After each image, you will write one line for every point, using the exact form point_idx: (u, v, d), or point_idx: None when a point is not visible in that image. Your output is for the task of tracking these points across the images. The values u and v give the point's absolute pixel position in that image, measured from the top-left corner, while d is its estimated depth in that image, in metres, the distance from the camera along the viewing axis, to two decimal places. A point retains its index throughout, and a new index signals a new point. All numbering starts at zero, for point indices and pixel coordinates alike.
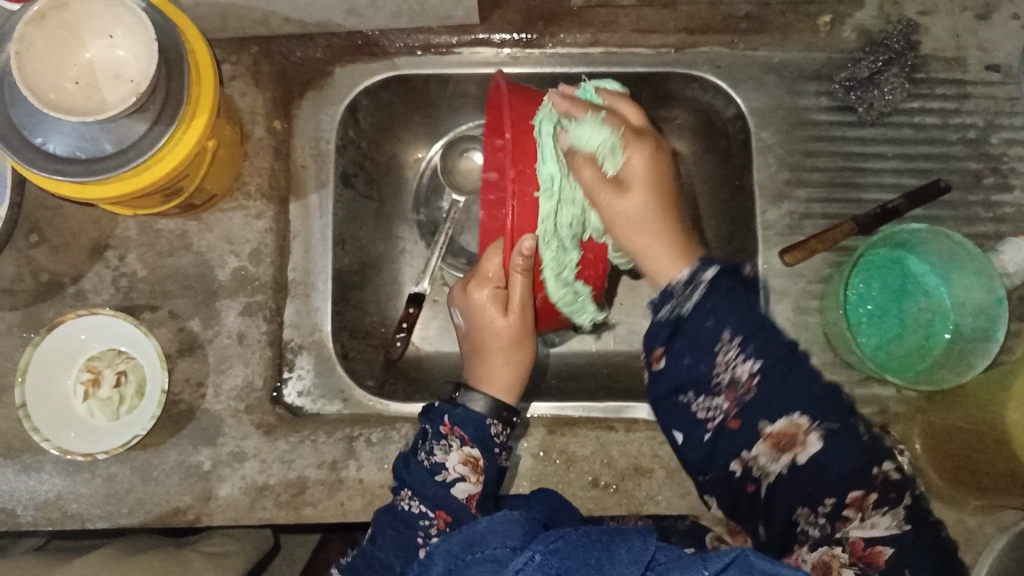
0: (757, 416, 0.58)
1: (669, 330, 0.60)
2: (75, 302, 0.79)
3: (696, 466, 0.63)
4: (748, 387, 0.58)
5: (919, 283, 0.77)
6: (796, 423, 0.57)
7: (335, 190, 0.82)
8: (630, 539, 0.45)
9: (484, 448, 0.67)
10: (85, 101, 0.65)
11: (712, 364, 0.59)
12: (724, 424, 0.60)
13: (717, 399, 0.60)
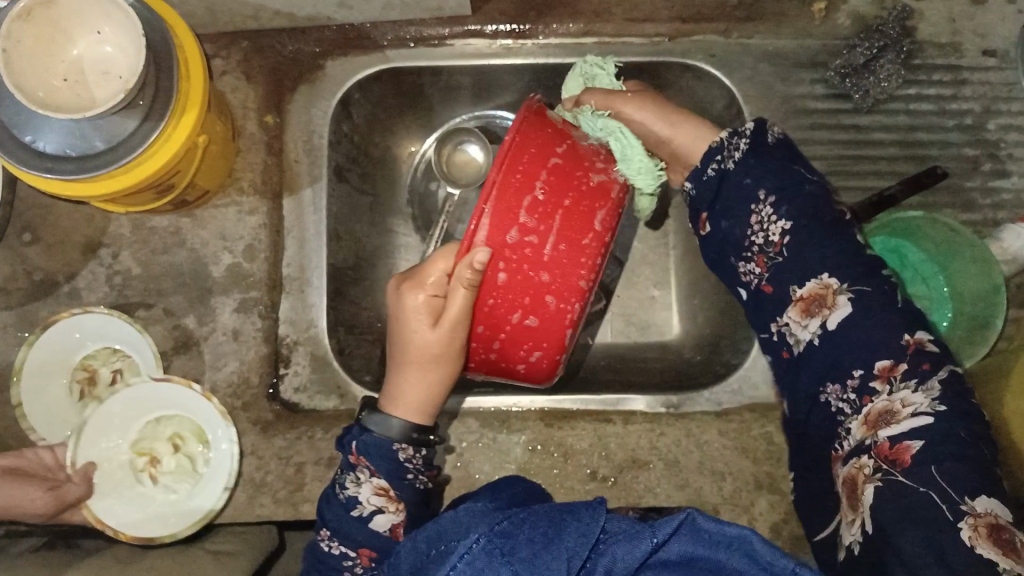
0: (787, 280, 0.63)
1: (714, 187, 0.67)
2: (69, 301, 0.79)
3: (754, 319, 0.68)
4: (779, 250, 0.64)
5: (918, 271, 0.76)
6: (824, 285, 0.61)
7: (328, 185, 0.82)
8: (579, 511, 0.42)
9: (393, 477, 0.63)
10: (73, 98, 0.64)
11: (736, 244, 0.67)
12: (762, 288, 0.66)
13: (750, 265, 0.66)
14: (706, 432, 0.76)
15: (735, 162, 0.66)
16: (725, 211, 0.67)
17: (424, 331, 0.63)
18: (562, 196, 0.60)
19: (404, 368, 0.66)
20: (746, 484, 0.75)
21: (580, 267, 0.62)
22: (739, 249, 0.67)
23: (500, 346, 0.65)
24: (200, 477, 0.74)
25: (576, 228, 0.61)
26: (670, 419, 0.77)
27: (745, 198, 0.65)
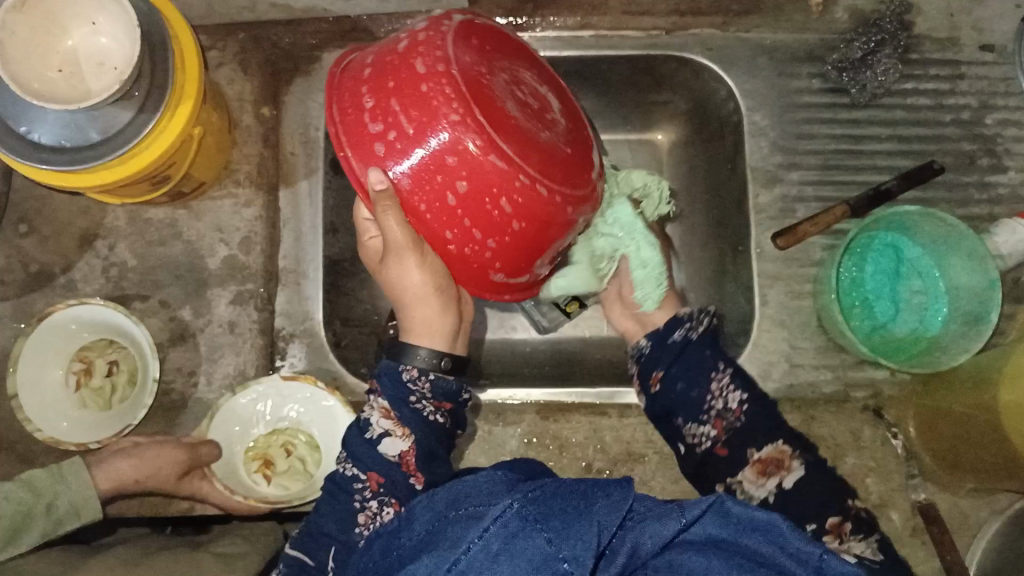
0: (745, 442, 0.62)
1: (675, 351, 0.67)
2: (65, 293, 0.79)
3: (692, 480, 0.66)
4: (738, 416, 0.63)
5: (914, 267, 0.77)
6: (780, 451, 0.60)
7: (324, 177, 0.82)
8: (606, 489, 0.37)
9: (399, 400, 0.60)
10: (68, 89, 0.64)
11: (691, 393, 0.65)
12: (712, 451, 0.63)
13: (704, 427, 0.64)
14: None
15: (697, 334, 0.67)
16: (682, 373, 0.65)
17: (409, 277, 0.62)
18: (409, 97, 0.55)
19: (404, 308, 0.64)
20: None
21: (477, 124, 0.54)
22: (696, 410, 0.65)
23: (488, 243, 0.58)
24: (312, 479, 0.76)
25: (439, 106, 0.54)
26: None
27: (705, 366, 0.65)
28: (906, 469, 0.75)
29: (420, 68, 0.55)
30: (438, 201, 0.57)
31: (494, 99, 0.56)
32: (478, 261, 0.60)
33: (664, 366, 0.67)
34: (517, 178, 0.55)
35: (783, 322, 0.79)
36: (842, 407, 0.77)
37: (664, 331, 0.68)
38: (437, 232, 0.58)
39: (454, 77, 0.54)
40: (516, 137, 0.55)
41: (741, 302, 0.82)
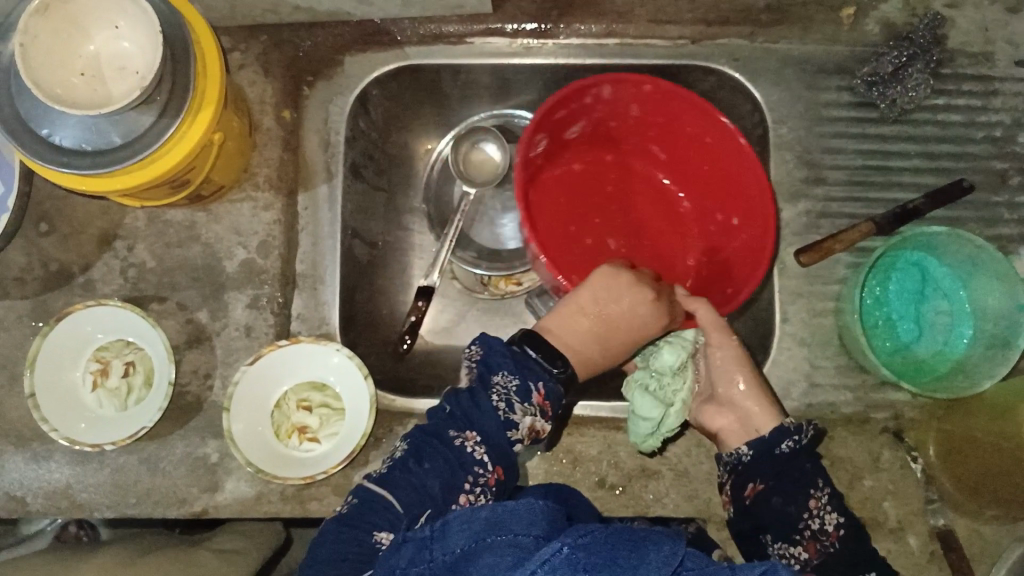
0: (834, 572, 0.65)
1: (765, 471, 0.68)
2: (83, 292, 0.79)
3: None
4: (832, 543, 0.66)
5: (939, 286, 0.76)
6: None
7: (344, 182, 0.81)
8: (657, 542, 0.42)
9: (548, 417, 0.64)
10: (90, 93, 0.64)
11: (783, 506, 0.67)
12: (799, 573, 0.66)
13: (796, 547, 0.67)
14: None
15: (747, 457, 0.69)
16: (778, 488, 0.67)
17: (619, 305, 0.69)
18: (573, 148, 0.81)
19: (577, 312, 0.69)
20: None
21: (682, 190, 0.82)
22: (789, 530, 0.67)
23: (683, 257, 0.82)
24: (346, 411, 0.77)
25: (641, 147, 0.82)
26: (681, 429, 0.76)
27: (803, 484, 0.67)
28: (925, 494, 0.73)
29: (608, 97, 0.73)
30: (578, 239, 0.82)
31: (686, 135, 0.76)
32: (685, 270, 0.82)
33: (763, 468, 0.68)
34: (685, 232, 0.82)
35: (804, 340, 0.78)
36: (862, 427, 0.75)
37: (772, 439, 0.68)
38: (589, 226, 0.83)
39: (604, 107, 0.75)
40: (659, 93, 0.72)
41: (761, 318, 0.81)
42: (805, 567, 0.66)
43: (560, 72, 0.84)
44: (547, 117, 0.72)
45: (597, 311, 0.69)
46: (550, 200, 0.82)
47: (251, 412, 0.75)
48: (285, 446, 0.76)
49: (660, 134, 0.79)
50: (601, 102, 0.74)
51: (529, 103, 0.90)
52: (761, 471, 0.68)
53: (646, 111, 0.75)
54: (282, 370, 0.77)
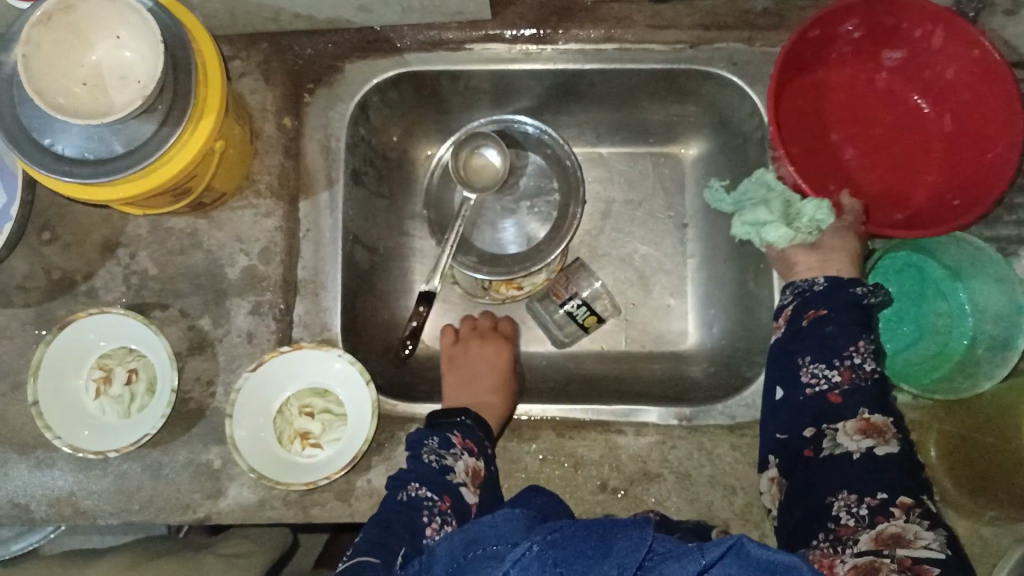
0: (860, 403, 0.64)
1: (824, 296, 0.69)
2: (86, 300, 0.79)
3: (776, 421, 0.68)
4: (868, 380, 0.65)
5: (938, 287, 0.76)
6: (885, 421, 0.63)
7: (345, 188, 0.82)
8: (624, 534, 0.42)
9: (477, 453, 0.70)
10: (92, 102, 0.64)
11: (827, 329, 0.68)
12: (826, 396, 0.66)
13: (832, 369, 0.66)
14: (719, 446, 0.76)
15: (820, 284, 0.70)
16: (837, 318, 0.68)
17: (493, 360, 0.84)
18: (861, 101, 0.80)
19: (478, 377, 0.82)
20: (758, 500, 0.74)
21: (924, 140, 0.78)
22: (831, 354, 0.67)
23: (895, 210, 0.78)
24: (348, 417, 0.77)
25: (910, 118, 0.79)
26: (682, 433, 0.77)
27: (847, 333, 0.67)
28: None
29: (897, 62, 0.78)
30: (821, 188, 0.79)
31: (971, 101, 0.73)
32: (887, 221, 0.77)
33: (831, 286, 0.69)
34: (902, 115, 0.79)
35: None
36: None
37: (843, 279, 0.70)
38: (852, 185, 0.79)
39: (870, 32, 0.76)
40: (927, 13, 0.71)
41: (761, 321, 0.81)
42: (834, 393, 0.66)
43: (558, 77, 0.84)
44: (837, 19, 0.73)
45: (476, 372, 0.82)
46: (795, 134, 0.80)
47: (253, 419, 0.76)
48: (287, 452, 0.76)
49: (932, 92, 0.77)
50: (871, 25, 0.75)
51: (527, 108, 0.90)
52: (827, 292, 0.69)
53: (939, 51, 0.73)
54: (281, 379, 0.77)
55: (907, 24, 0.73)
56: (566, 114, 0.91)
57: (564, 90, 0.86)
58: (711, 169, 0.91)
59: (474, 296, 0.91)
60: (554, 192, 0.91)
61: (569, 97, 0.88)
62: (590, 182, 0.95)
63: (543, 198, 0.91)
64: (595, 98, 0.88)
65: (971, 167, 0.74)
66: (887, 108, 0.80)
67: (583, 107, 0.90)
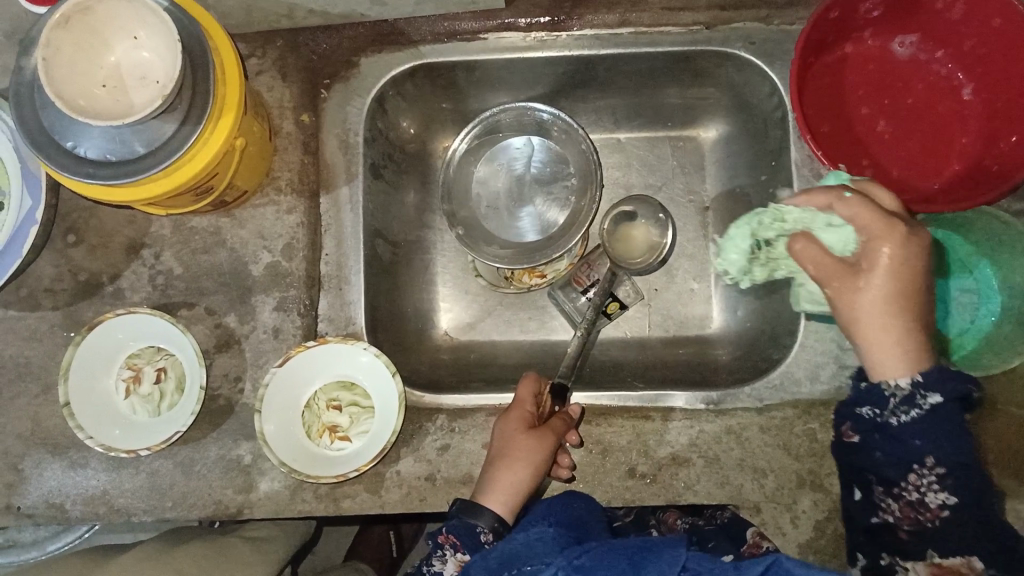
0: (930, 543, 0.57)
1: (895, 419, 0.57)
2: (113, 301, 0.80)
3: (858, 527, 0.62)
4: (935, 519, 0.56)
5: (966, 265, 0.75)
6: (970, 565, 0.55)
7: (365, 182, 0.82)
8: (663, 551, 0.54)
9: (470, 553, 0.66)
10: (114, 103, 0.65)
11: (914, 441, 0.56)
12: (893, 529, 0.59)
13: (891, 501, 0.59)
14: (747, 429, 0.75)
15: (901, 419, 0.57)
16: (880, 442, 0.58)
17: (519, 457, 0.70)
18: (891, 74, 0.79)
19: (496, 466, 0.70)
20: (788, 482, 0.74)
21: (954, 110, 0.77)
22: (891, 484, 0.58)
23: (942, 177, 0.76)
24: (375, 409, 0.78)
25: (943, 87, 0.78)
26: (710, 417, 0.76)
27: (909, 455, 0.57)
28: None
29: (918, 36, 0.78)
30: (857, 161, 0.78)
31: (992, 64, 0.72)
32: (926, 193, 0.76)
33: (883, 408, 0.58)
34: (930, 84, 0.78)
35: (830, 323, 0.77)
36: None
37: (857, 396, 0.60)
38: (889, 162, 0.77)
39: (894, 7, 0.75)
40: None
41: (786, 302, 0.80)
42: (902, 529, 0.58)
43: (574, 63, 0.84)
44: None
45: (495, 459, 0.71)
46: (820, 118, 0.79)
47: (282, 414, 0.76)
48: (315, 445, 0.77)
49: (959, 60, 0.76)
50: (894, 1, 0.74)
51: (544, 96, 0.90)
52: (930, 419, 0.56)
53: (967, 21, 0.72)
54: (301, 373, 0.77)
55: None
56: (583, 101, 0.91)
57: (580, 76, 0.86)
58: (732, 150, 0.90)
59: (497, 286, 0.91)
60: (571, 178, 0.90)
61: (585, 83, 0.88)
62: (608, 168, 0.94)
63: (560, 184, 0.90)
64: (610, 84, 0.87)
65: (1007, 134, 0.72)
66: (920, 81, 0.78)
67: (599, 93, 0.89)
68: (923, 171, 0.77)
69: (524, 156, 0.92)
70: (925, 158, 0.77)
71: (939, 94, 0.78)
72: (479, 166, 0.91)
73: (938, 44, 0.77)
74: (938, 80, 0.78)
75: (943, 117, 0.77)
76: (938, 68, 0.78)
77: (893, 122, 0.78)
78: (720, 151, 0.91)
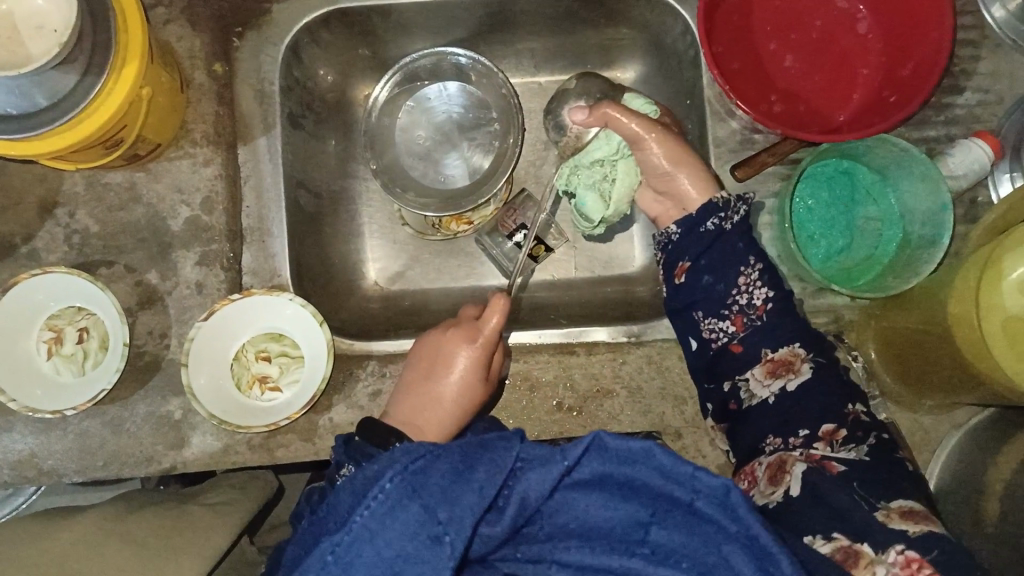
0: (759, 343, 0.70)
1: (704, 242, 0.72)
2: (28, 262, 0.78)
3: (699, 371, 0.73)
4: (759, 315, 0.70)
5: (870, 193, 0.79)
6: (794, 353, 0.68)
7: (283, 132, 0.81)
8: (496, 444, 0.52)
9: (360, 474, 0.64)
10: (10, 54, 0.62)
11: (739, 244, 0.71)
12: (728, 347, 0.71)
13: (724, 322, 0.71)
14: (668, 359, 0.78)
15: (735, 224, 0.71)
16: (710, 266, 0.72)
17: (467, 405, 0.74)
18: (797, 11, 0.81)
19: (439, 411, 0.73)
20: None
21: (856, 46, 0.80)
22: (718, 305, 0.72)
23: (847, 110, 0.79)
24: (304, 358, 0.78)
25: (846, 25, 0.80)
26: (632, 349, 0.79)
27: (736, 261, 0.71)
28: (867, 390, 0.76)
29: None
30: (764, 96, 0.80)
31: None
32: (833, 127, 0.78)
33: (721, 227, 0.72)
34: (834, 22, 0.80)
35: None
36: None
37: (698, 217, 0.73)
38: (796, 97, 0.80)
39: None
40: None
41: None
42: (734, 344, 0.71)
43: (490, 6, 0.83)
44: None
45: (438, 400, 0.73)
46: (730, 55, 0.80)
47: (210, 368, 0.76)
48: (246, 397, 0.77)
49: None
50: None
51: (463, 40, 0.89)
52: (742, 221, 0.72)
53: None
54: (228, 328, 0.77)
55: None
56: (502, 45, 0.91)
57: (496, 19, 0.86)
58: (650, 91, 0.91)
59: (424, 234, 0.91)
60: (494, 123, 0.90)
61: (503, 27, 0.88)
62: (530, 112, 0.95)
63: (482, 129, 0.91)
64: (528, 26, 0.88)
65: (907, 62, 0.75)
66: (824, 16, 0.80)
67: (518, 36, 0.89)
68: (829, 106, 0.79)
69: (445, 104, 0.91)
70: (830, 93, 0.80)
71: (841, 30, 0.80)
72: (401, 115, 0.91)
73: None
74: (842, 18, 0.80)
75: (847, 53, 0.80)
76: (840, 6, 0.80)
77: (800, 59, 0.81)
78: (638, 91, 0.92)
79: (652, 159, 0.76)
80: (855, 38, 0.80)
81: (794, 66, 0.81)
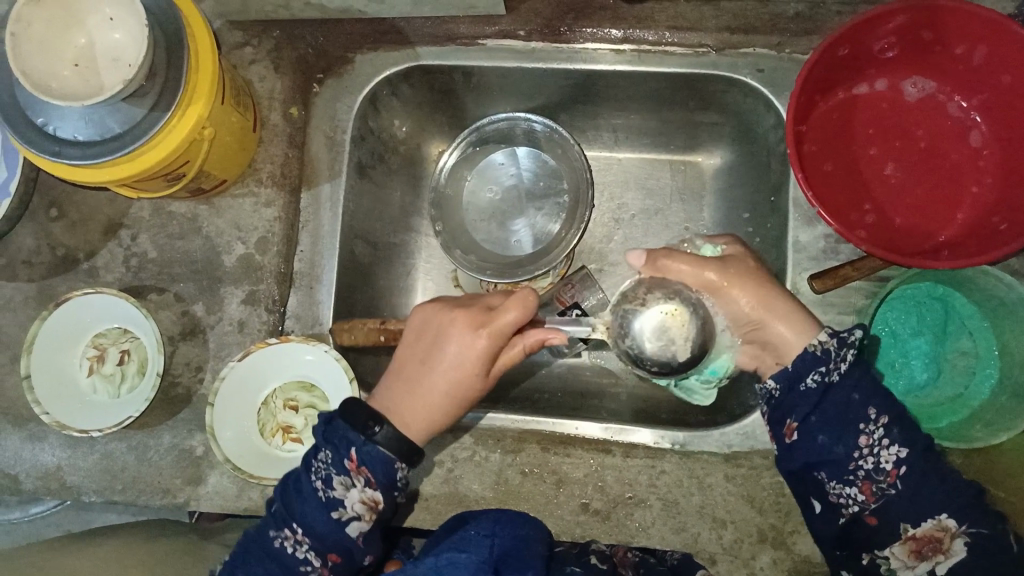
0: (899, 518, 0.59)
1: (812, 398, 0.60)
2: (87, 278, 0.80)
3: (829, 538, 0.63)
4: (890, 485, 0.59)
5: (964, 324, 0.71)
6: (942, 527, 0.58)
7: (347, 181, 0.80)
8: None
9: (374, 481, 0.61)
10: (83, 85, 0.63)
11: (852, 396, 0.59)
12: (862, 518, 0.60)
13: (851, 488, 0.60)
14: (710, 475, 0.71)
15: (840, 374, 0.59)
16: (823, 425, 0.59)
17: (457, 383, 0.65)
18: (902, 116, 0.74)
19: (421, 391, 0.65)
20: (748, 536, 0.70)
21: (966, 161, 0.72)
22: (841, 471, 0.60)
23: (950, 230, 0.71)
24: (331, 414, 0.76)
25: (957, 139, 0.72)
26: (674, 458, 0.72)
27: (850, 415, 0.59)
28: None
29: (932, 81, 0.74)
30: (856, 205, 0.73)
31: (1012, 117, 0.68)
32: (931, 248, 0.71)
33: (836, 375, 0.59)
34: (943, 133, 0.73)
35: None
36: None
37: (796, 368, 0.60)
38: (893, 209, 0.73)
39: (908, 46, 0.70)
40: (974, 28, 0.65)
41: None
42: (868, 513, 0.60)
43: (574, 78, 0.81)
44: (870, 35, 0.68)
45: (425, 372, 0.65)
46: (820, 158, 0.74)
47: (237, 410, 0.75)
48: (267, 444, 0.75)
49: (978, 109, 0.71)
50: (908, 40, 0.69)
51: (543, 107, 0.87)
52: (853, 376, 0.60)
53: (987, 67, 0.67)
54: (260, 372, 0.76)
55: (948, 41, 0.68)
56: (583, 118, 0.88)
57: (577, 90, 0.83)
58: (733, 181, 0.86)
59: None
60: (564, 194, 0.87)
61: (585, 100, 0.85)
62: (605, 187, 0.91)
63: (551, 199, 0.88)
64: (613, 102, 0.84)
65: (1023, 188, 0.67)
66: (935, 127, 0.73)
67: (600, 110, 0.86)
68: (929, 224, 0.72)
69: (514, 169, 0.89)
70: (932, 210, 0.72)
71: (952, 143, 0.73)
72: (470, 178, 0.89)
73: (955, 91, 0.72)
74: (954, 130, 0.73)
75: (954, 169, 0.72)
76: (954, 116, 0.73)
77: (903, 168, 0.73)
78: (721, 178, 0.87)
79: (734, 306, 0.65)
80: (966, 154, 0.72)
81: (895, 176, 0.73)
